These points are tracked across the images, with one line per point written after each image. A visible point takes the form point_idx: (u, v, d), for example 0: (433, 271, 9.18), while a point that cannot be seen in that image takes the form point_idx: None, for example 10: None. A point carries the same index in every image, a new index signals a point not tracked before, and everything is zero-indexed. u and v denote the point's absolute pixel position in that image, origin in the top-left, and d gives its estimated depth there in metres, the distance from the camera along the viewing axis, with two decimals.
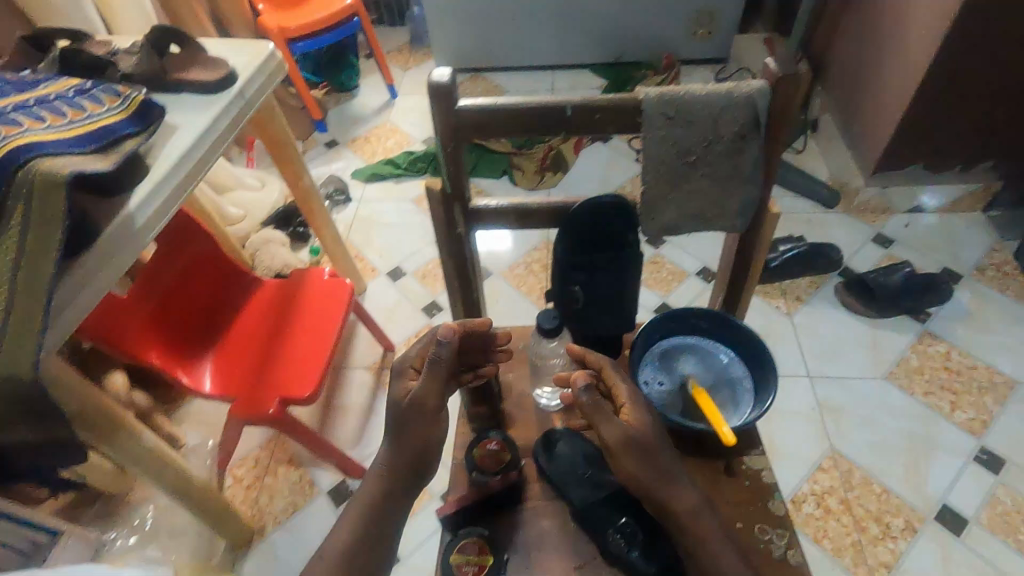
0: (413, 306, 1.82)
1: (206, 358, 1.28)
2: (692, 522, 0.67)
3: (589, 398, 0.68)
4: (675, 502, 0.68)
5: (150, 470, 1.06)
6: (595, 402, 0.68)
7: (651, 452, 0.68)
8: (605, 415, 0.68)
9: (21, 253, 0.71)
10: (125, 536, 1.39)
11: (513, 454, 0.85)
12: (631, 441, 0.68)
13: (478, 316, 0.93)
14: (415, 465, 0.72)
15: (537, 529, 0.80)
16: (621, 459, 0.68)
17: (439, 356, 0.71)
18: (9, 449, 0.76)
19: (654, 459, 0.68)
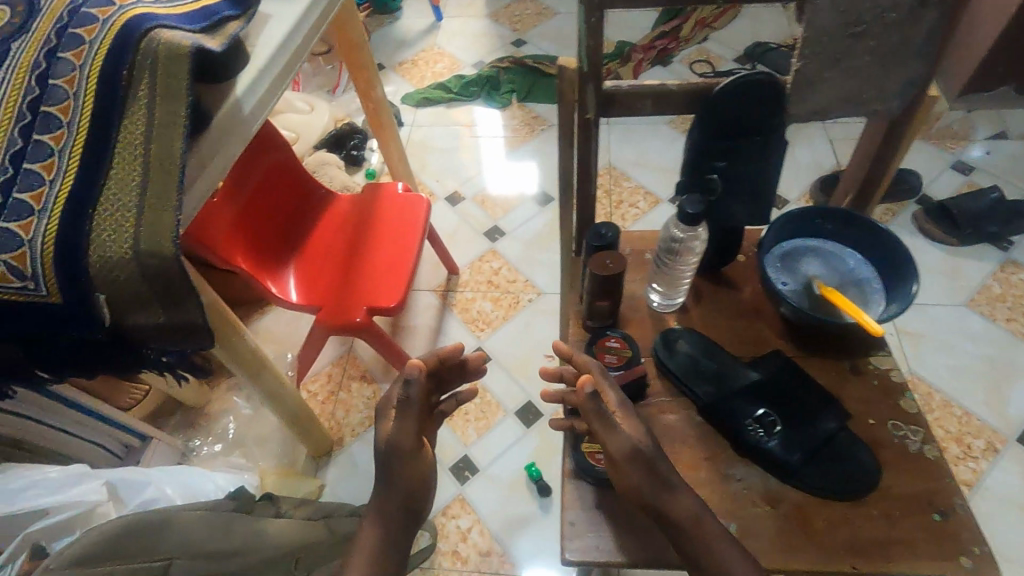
0: (474, 231, 1.79)
1: (287, 269, 1.27)
2: (694, 530, 0.65)
3: (595, 405, 0.69)
4: (675, 509, 0.66)
5: (248, 370, 1.06)
6: (599, 411, 0.69)
7: (654, 464, 0.67)
8: (606, 425, 0.68)
9: (150, 126, 0.72)
10: (210, 444, 1.42)
11: (634, 351, 0.85)
12: (637, 452, 0.67)
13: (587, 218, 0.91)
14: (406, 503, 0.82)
15: (664, 423, 0.80)
16: (625, 470, 0.68)
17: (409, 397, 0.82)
18: (139, 333, 0.75)
19: (657, 469, 0.67)
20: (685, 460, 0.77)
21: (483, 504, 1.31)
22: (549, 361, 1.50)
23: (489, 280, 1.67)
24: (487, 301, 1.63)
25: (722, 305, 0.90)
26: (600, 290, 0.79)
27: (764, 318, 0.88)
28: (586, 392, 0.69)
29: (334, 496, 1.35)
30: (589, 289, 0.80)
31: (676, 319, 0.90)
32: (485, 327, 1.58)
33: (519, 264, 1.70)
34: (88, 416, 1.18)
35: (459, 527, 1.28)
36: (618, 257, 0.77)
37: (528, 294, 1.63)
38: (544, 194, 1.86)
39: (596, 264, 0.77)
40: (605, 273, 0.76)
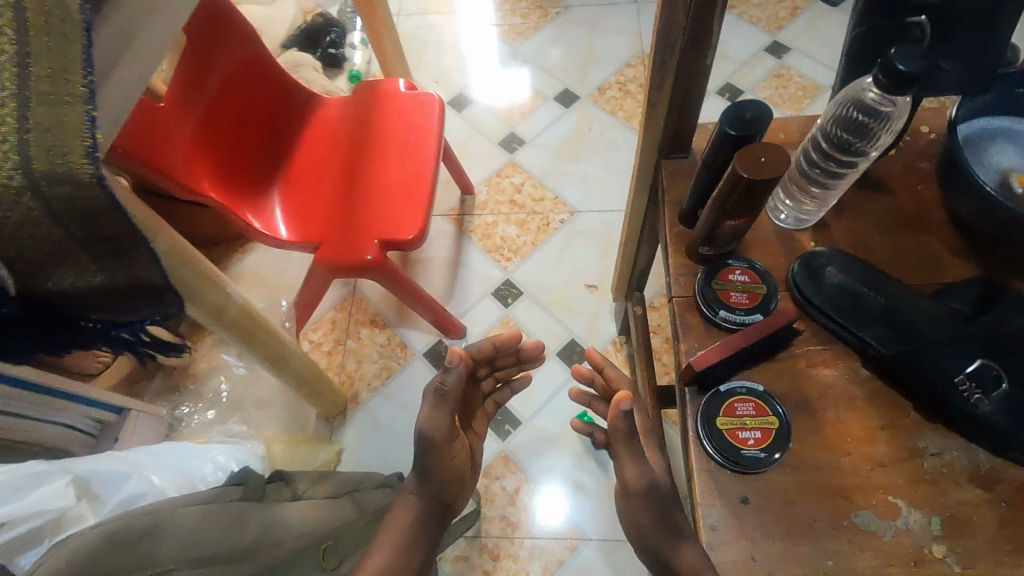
0: (488, 141, 1.50)
1: (272, 198, 1.00)
2: None
3: (625, 428, 0.64)
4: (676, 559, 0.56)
5: (238, 331, 0.84)
6: (628, 438, 0.64)
7: (667, 509, 0.66)
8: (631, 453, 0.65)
9: None
10: (201, 411, 1.20)
11: (768, 286, 0.62)
12: (652, 492, 0.66)
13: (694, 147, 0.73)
14: (439, 499, 0.83)
15: (818, 381, 0.59)
16: (636, 504, 0.67)
17: (445, 384, 0.72)
18: (63, 302, 0.50)
19: (668, 514, 0.66)
20: (855, 430, 0.56)
21: (530, 460, 1.14)
22: (591, 292, 1.28)
23: (511, 200, 1.41)
24: (511, 225, 1.38)
25: (876, 218, 0.67)
26: (741, 202, 0.55)
27: (933, 232, 0.65)
28: (619, 411, 0.64)
29: (355, 461, 1.17)
30: (725, 199, 0.55)
31: (813, 237, 0.66)
32: (513, 255, 1.34)
33: (545, 179, 1.43)
34: (43, 395, 0.94)
35: (506, 488, 1.12)
36: (774, 150, 0.52)
37: (559, 213, 1.38)
38: (567, 92, 1.55)
39: (743, 160, 0.51)
40: (759, 176, 0.51)
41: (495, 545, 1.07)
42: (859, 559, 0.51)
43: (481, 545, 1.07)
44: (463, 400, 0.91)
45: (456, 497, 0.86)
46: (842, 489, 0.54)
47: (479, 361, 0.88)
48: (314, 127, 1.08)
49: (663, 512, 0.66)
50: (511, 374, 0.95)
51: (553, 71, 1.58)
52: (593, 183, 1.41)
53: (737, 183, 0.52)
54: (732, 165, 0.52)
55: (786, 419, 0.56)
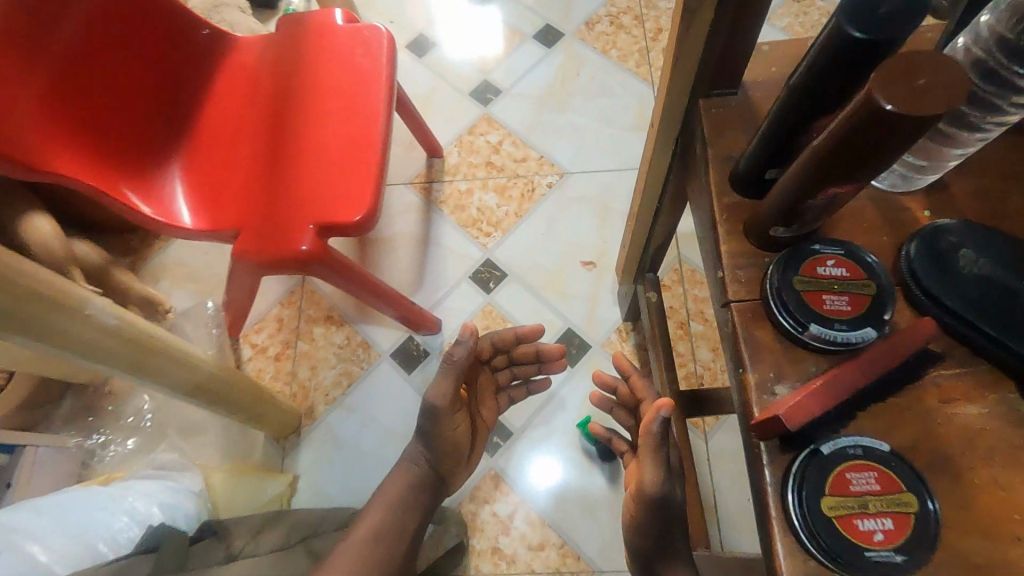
0: (457, 91, 1.25)
1: (172, 174, 0.76)
2: None
3: (659, 433, 0.65)
4: None
5: (128, 363, 0.61)
6: (658, 444, 0.65)
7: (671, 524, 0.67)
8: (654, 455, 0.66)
9: None
10: (120, 440, 0.98)
11: (881, 281, 0.41)
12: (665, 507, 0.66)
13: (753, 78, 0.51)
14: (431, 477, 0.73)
15: (959, 426, 0.39)
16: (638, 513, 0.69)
17: (455, 355, 0.66)
18: None
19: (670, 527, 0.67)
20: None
21: (523, 478, 0.95)
22: (588, 271, 1.07)
23: (488, 161, 1.18)
24: (489, 192, 1.15)
25: (1014, 172, 0.46)
26: (862, 156, 0.33)
27: None
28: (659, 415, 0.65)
29: (314, 488, 0.98)
30: (835, 148, 0.34)
31: (925, 202, 0.46)
32: (494, 230, 1.12)
33: (527, 135, 1.19)
34: None
35: (498, 514, 0.93)
36: (934, 62, 0.29)
37: (546, 176, 1.15)
38: (548, 28, 1.30)
39: (887, 80, 0.29)
40: (915, 111, 0.29)
41: None
42: None
43: None
44: (471, 376, 0.78)
45: (455, 476, 0.77)
46: None
47: (497, 344, 0.79)
48: (227, 78, 0.82)
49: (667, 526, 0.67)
50: (531, 374, 0.85)
51: (531, 3, 1.32)
52: (585, 139, 1.18)
53: (869, 121, 0.31)
54: (868, 89, 0.30)
55: (932, 497, 0.36)
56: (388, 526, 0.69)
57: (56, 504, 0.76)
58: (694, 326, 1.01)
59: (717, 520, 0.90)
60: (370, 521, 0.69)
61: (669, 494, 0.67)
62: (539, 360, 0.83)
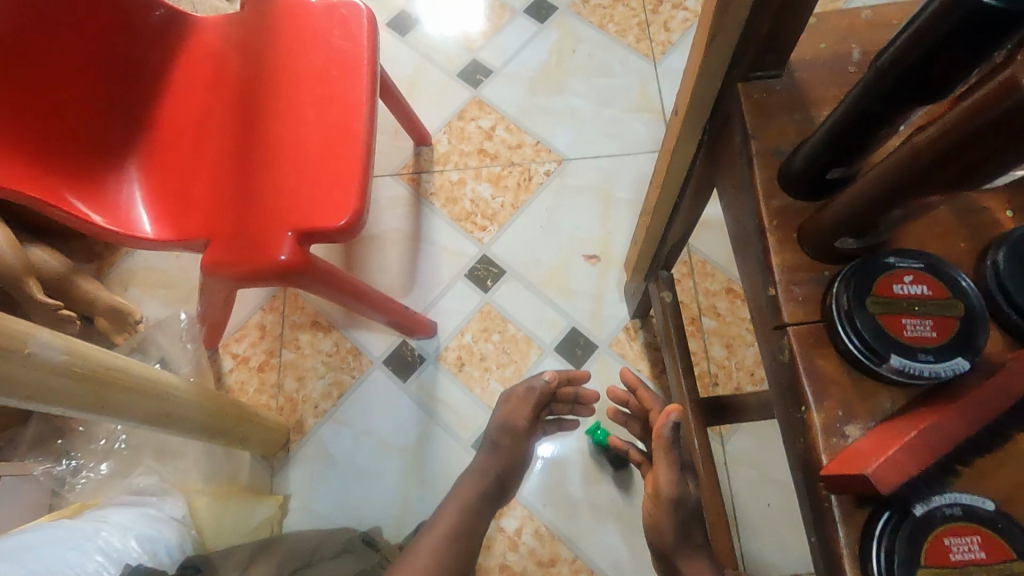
0: (443, 73, 1.16)
1: (127, 177, 0.67)
2: None
3: (673, 438, 0.59)
4: None
5: (87, 402, 0.53)
6: (672, 445, 0.59)
7: (691, 525, 0.60)
8: (670, 457, 0.59)
9: None
10: (93, 465, 0.90)
11: (970, 300, 0.35)
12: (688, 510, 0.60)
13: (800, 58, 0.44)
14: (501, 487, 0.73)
15: None
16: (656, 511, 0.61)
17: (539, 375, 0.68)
18: None
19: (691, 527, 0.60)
20: None
21: (529, 490, 0.89)
22: (592, 265, 1.00)
23: (480, 149, 1.09)
24: (483, 182, 1.07)
25: None
26: (980, 161, 0.26)
27: None
28: (669, 419, 0.59)
29: (306, 509, 0.91)
30: (945, 149, 0.27)
31: (1006, 199, 0.40)
32: (489, 223, 1.04)
33: (522, 119, 1.11)
34: None
35: (504, 530, 0.87)
36: None
37: (543, 163, 1.07)
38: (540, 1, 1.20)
39: None
40: None
41: None
42: None
43: None
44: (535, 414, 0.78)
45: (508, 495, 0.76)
46: None
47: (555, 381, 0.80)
48: (186, 65, 0.73)
49: (687, 527, 0.60)
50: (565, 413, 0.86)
51: None
52: (584, 122, 1.10)
53: (1003, 117, 0.24)
54: (1012, 72, 0.23)
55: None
56: (461, 525, 0.67)
57: (24, 540, 0.69)
58: (706, 322, 0.95)
59: (738, 528, 0.85)
60: (441, 527, 0.67)
61: (695, 516, 0.62)
62: (576, 400, 0.85)
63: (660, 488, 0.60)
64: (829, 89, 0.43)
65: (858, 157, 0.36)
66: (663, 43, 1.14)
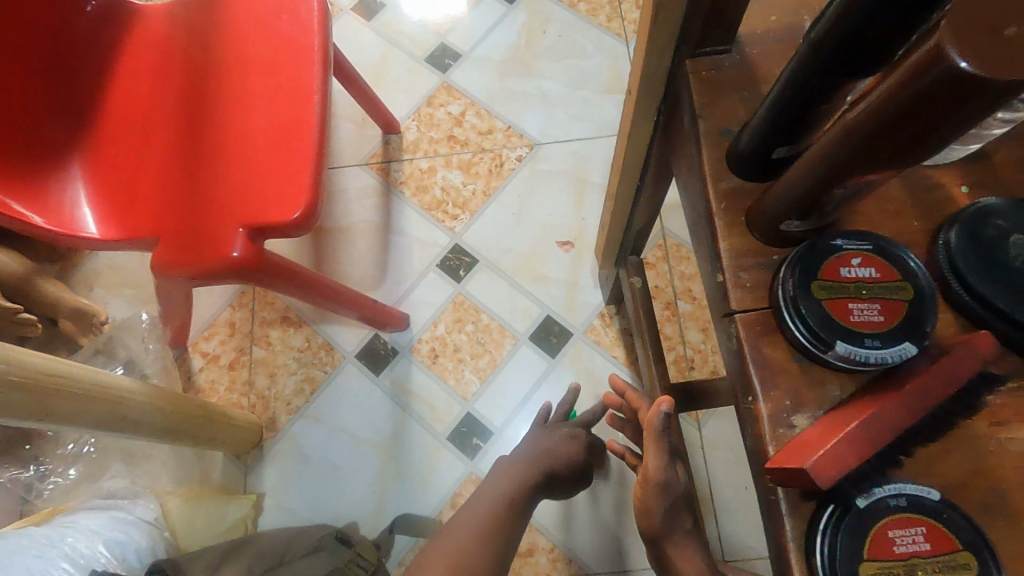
0: (411, 58, 1.13)
1: (70, 177, 0.65)
2: None
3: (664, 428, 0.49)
4: None
5: (28, 410, 0.51)
6: (663, 436, 0.49)
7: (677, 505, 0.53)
8: (660, 449, 0.50)
9: None
10: (60, 470, 0.87)
11: (919, 283, 0.34)
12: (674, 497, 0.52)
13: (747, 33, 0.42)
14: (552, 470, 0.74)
15: (1013, 455, 0.32)
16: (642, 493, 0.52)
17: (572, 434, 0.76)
18: None
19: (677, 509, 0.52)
20: None
21: None
22: (566, 252, 0.99)
23: (450, 135, 1.07)
24: (453, 169, 1.05)
25: None
26: (915, 137, 0.25)
27: None
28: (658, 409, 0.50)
29: (281, 509, 0.90)
30: (878, 125, 0.25)
31: (961, 175, 0.38)
32: (460, 211, 1.02)
33: (491, 103, 1.08)
34: None
35: None
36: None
37: (515, 148, 1.05)
38: None
39: (963, 28, 0.21)
40: (1002, 75, 0.20)
41: None
42: None
43: None
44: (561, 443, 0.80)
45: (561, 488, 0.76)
46: None
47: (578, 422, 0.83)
48: (130, 59, 0.70)
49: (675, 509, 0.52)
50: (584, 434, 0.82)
51: None
52: (555, 105, 1.08)
53: (931, 89, 0.22)
54: (936, 41, 0.22)
55: (999, 565, 0.29)
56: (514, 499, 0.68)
57: None
58: (682, 306, 0.94)
59: (713, 513, 0.84)
60: (490, 498, 0.68)
61: None
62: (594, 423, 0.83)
63: (647, 474, 0.51)
64: (777, 65, 0.41)
65: (801, 136, 0.34)
66: (634, 22, 1.12)
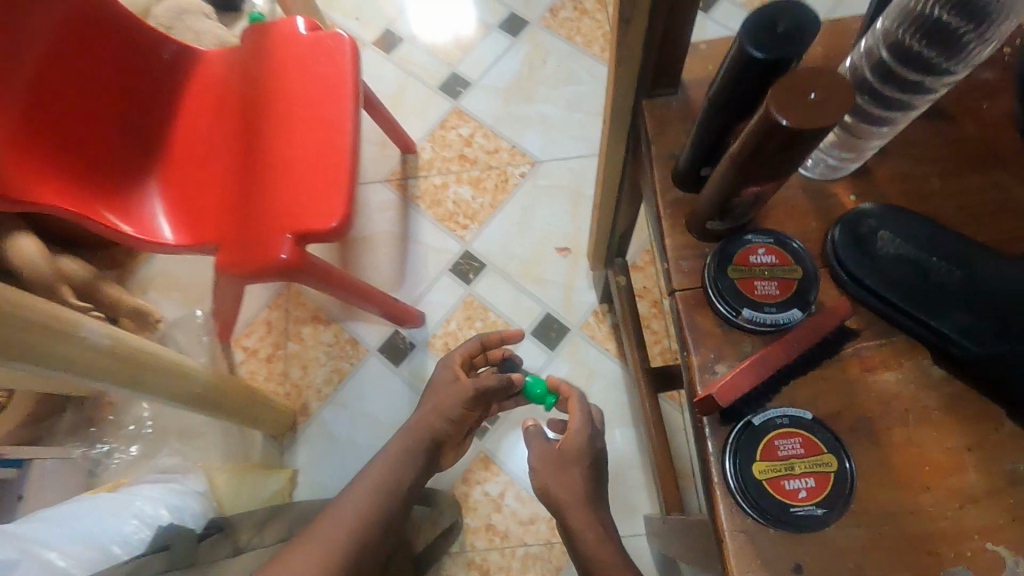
0: (426, 86, 1.27)
1: (148, 194, 0.78)
2: None
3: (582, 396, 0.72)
4: None
5: (123, 379, 0.64)
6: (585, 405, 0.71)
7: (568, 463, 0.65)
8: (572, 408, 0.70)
9: None
10: (124, 448, 1.02)
11: (806, 267, 0.46)
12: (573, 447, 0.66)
13: (693, 78, 0.54)
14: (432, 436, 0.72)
15: (878, 393, 0.43)
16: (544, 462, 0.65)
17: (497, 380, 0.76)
18: None
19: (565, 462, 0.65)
20: (934, 456, 0.42)
21: (511, 460, 1.00)
22: (564, 257, 1.11)
23: (460, 154, 1.20)
24: (463, 185, 1.18)
25: (936, 155, 0.50)
26: (776, 160, 0.37)
27: (1006, 166, 0.49)
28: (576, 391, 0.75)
29: (311, 482, 1.03)
30: (749, 155, 0.37)
31: (851, 188, 0.50)
32: (470, 222, 1.15)
33: (497, 125, 1.22)
34: None
35: (489, 494, 0.98)
36: (826, 75, 0.33)
37: (518, 165, 1.18)
38: (514, 17, 1.31)
39: (782, 98, 0.33)
40: (808, 124, 0.33)
41: (483, 559, 0.95)
42: None
43: (467, 560, 0.95)
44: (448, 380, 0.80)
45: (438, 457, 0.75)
46: (928, 544, 0.40)
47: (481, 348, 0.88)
48: (194, 95, 0.85)
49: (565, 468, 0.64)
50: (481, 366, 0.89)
51: None
52: (554, 126, 1.21)
53: (772, 133, 0.34)
54: (766, 105, 0.34)
55: (852, 464, 0.41)
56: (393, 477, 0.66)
57: (57, 512, 0.80)
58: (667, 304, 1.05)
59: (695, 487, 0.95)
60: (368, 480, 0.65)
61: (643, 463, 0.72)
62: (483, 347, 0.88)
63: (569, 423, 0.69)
64: None
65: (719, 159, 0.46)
66: None
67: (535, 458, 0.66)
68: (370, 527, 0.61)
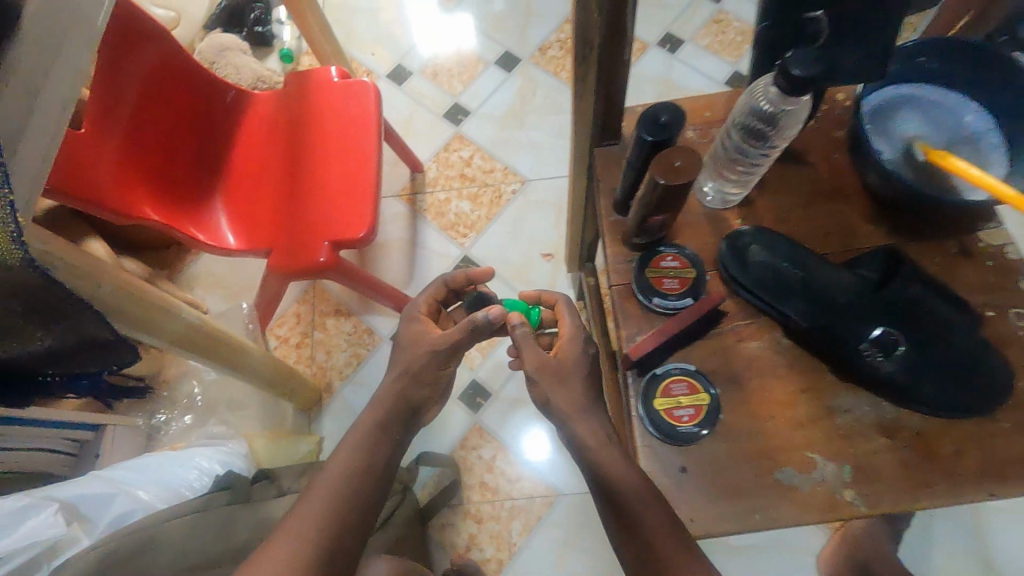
0: (433, 114, 1.48)
1: (213, 208, 0.99)
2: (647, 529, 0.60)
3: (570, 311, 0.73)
4: None
5: (196, 345, 0.82)
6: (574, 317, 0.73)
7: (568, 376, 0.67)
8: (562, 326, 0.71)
9: None
10: (177, 418, 1.21)
11: (698, 268, 0.67)
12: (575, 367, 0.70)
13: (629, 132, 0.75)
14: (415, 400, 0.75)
15: (744, 355, 0.64)
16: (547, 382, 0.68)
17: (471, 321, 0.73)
18: (34, 361, 0.61)
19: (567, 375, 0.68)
20: (778, 397, 0.62)
21: (502, 430, 1.21)
22: (548, 262, 1.32)
23: (461, 173, 1.41)
24: (463, 200, 1.39)
25: (797, 190, 0.71)
26: (664, 201, 0.57)
27: (847, 200, 0.70)
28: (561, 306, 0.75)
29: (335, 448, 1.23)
30: (648, 198, 0.58)
31: (738, 214, 0.70)
32: (469, 231, 1.35)
33: (493, 149, 1.43)
34: (43, 427, 0.94)
35: (483, 457, 1.19)
36: (687, 151, 0.54)
37: (510, 183, 1.39)
38: (509, 54, 1.52)
39: (659, 166, 0.54)
40: (676, 182, 0.54)
41: (478, 509, 1.15)
42: (780, 509, 0.58)
43: (464, 510, 1.15)
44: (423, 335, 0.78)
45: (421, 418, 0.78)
46: (770, 452, 0.60)
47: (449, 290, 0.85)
48: (248, 128, 1.05)
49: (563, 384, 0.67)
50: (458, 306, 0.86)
51: (493, 34, 1.54)
52: (542, 149, 1.42)
53: (656, 187, 0.55)
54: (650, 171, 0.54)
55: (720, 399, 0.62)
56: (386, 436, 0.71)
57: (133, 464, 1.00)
58: None
59: None
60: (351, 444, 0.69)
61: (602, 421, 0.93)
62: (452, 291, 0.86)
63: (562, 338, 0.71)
64: None
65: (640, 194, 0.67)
66: None
67: (531, 369, 0.68)
68: (348, 506, 0.64)
